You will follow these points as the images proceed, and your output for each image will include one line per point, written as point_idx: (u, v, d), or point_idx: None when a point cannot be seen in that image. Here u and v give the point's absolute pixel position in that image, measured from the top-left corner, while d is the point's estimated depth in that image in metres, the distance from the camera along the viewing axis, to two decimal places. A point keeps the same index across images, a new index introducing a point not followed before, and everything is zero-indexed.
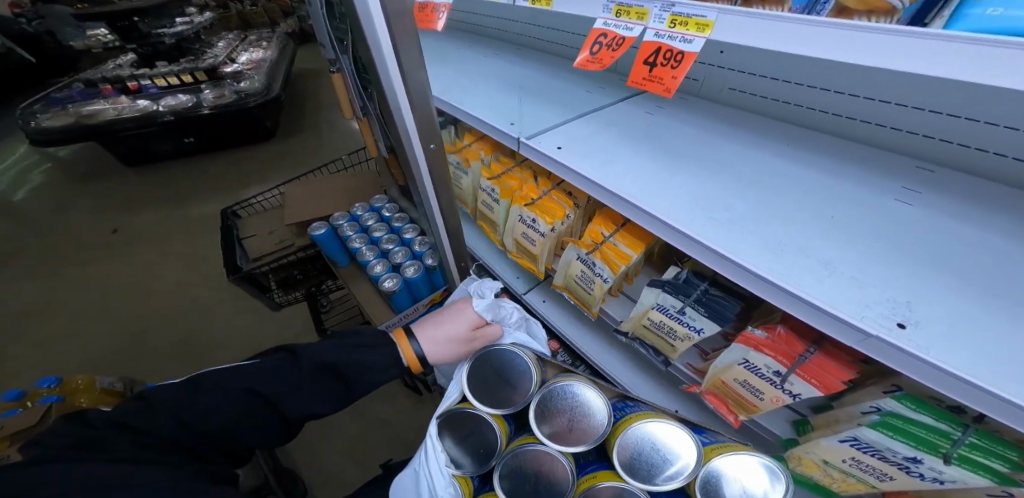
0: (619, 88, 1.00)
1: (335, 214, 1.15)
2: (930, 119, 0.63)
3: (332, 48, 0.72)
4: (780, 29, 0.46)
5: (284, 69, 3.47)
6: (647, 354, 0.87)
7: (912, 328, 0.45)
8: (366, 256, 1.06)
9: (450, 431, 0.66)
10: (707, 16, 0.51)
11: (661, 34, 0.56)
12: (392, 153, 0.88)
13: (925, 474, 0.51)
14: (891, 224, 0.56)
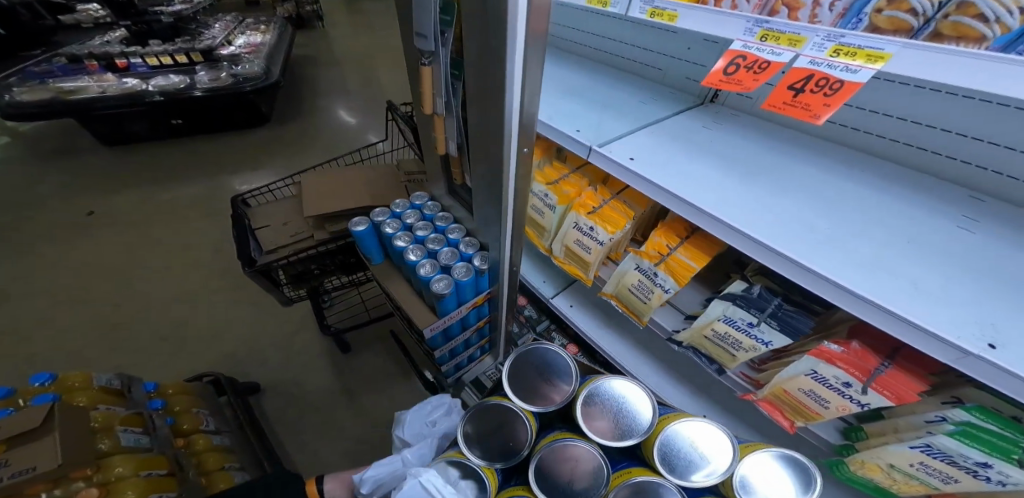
0: (675, 102, 1.05)
1: (375, 210, 1.13)
2: (984, 151, 0.71)
3: (432, 41, 0.66)
4: (964, 65, 0.43)
5: (284, 55, 3.35)
6: (700, 362, 0.92)
7: (1002, 348, 0.50)
8: (412, 256, 1.04)
9: (479, 425, 0.73)
10: (884, 49, 0.47)
11: (818, 62, 0.52)
12: (459, 152, 0.87)
13: (992, 478, 0.53)
14: (955, 248, 0.63)
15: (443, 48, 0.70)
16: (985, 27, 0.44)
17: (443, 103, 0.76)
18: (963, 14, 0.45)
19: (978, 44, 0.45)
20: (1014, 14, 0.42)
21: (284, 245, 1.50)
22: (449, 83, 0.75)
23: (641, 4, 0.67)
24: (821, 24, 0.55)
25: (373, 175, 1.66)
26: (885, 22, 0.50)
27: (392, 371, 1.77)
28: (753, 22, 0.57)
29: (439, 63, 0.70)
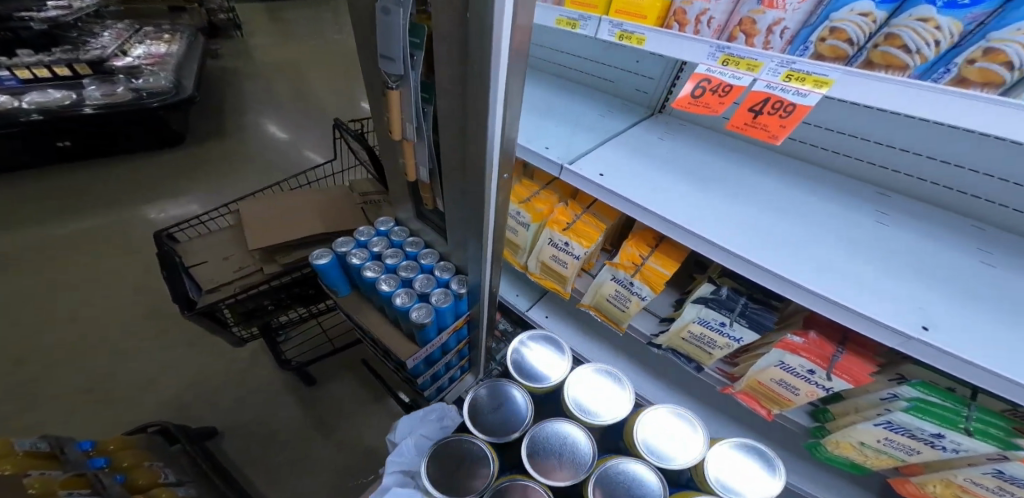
0: (628, 114, 1.11)
1: (338, 240, 1.08)
2: (888, 154, 0.83)
3: (401, 63, 0.58)
4: (901, 93, 0.48)
5: (196, 65, 3.02)
6: (678, 361, 0.98)
7: (935, 330, 0.59)
8: (386, 287, 1.02)
9: (485, 402, 0.80)
10: (828, 75, 0.52)
11: (773, 86, 0.56)
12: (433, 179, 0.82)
13: (946, 446, 0.62)
14: (878, 242, 0.74)
15: (414, 73, 0.62)
16: (907, 57, 0.49)
17: (414, 129, 0.69)
18: (890, 45, 0.49)
19: (902, 71, 0.50)
20: (930, 46, 0.47)
21: (230, 282, 1.36)
22: (421, 111, 0.68)
23: (611, 27, 0.68)
24: (773, 50, 0.58)
25: (323, 199, 1.55)
26: (827, 49, 0.54)
27: (360, 401, 1.67)
28: (715, 47, 0.59)
29: (410, 89, 0.63)
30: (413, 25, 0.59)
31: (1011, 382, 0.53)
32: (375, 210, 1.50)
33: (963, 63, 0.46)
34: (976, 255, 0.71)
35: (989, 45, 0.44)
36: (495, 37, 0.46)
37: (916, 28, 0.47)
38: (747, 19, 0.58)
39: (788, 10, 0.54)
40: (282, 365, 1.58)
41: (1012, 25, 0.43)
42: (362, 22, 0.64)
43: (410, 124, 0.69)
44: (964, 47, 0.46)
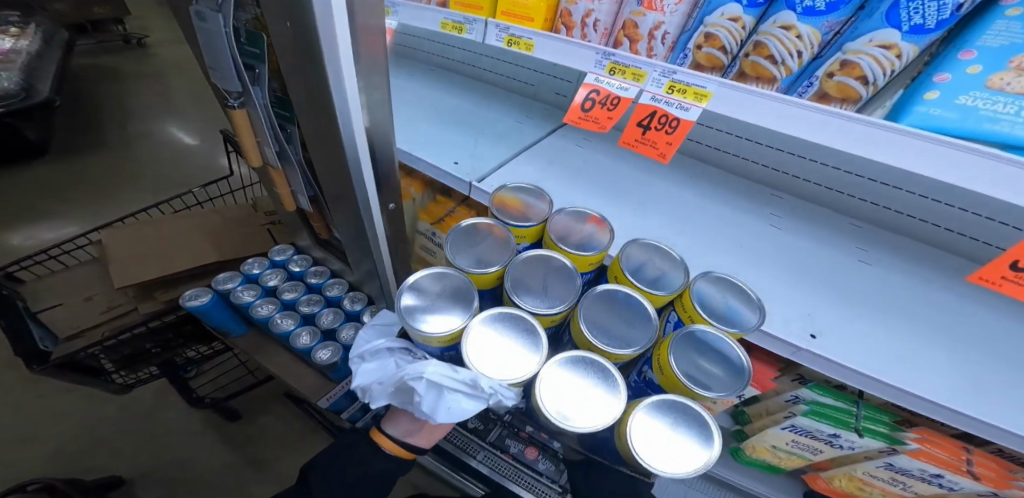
0: (545, 119, 1.08)
1: (218, 276, 0.90)
2: (779, 159, 0.86)
3: (237, 80, 0.52)
4: (775, 108, 0.46)
5: (54, 57, 2.50)
6: None
7: (821, 337, 0.60)
8: (284, 326, 0.88)
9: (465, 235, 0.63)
10: (706, 87, 0.49)
11: (657, 98, 0.52)
12: (314, 204, 0.76)
13: (843, 444, 0.66)
14: (775, 247, 0.76)
15: (258, 89, 0.55)
16: (775, 68, 0.47)
17: (272, 152, 0.62)
18: (759, 55, 0.47)
19: (771, 84, 0.49)
20: (793, 57, 0.46)
21: (99, 325, 1.09)
22: (276, 133, 0.61)
23: (498, 31, 0.62)
24: (656, 57, 0.55)
25: (215, 218, 1.31)
26: (704, 58, 0.51)
27: (277, 443, 1.44)
28: (601, 54, 0.54)
29: (257, 106, 0.56)
30: (252, 36, 0.53)
31: (880, 382, 0.56)
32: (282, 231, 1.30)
33: (822, 76, 0.46)
34: (855, 253, 0.76)
35: (844, 58, 0.43)
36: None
37: (779, 37, 0.45)
38: (630, 23, 0.55)
39: (667, 13, 0.51)
40: (196, 403, 1.38)
41: (865, 35, 0.42)
42: (188, 24, 0.52)
43: (269, 149, 0.62)
44: (824, 59, 0.46)
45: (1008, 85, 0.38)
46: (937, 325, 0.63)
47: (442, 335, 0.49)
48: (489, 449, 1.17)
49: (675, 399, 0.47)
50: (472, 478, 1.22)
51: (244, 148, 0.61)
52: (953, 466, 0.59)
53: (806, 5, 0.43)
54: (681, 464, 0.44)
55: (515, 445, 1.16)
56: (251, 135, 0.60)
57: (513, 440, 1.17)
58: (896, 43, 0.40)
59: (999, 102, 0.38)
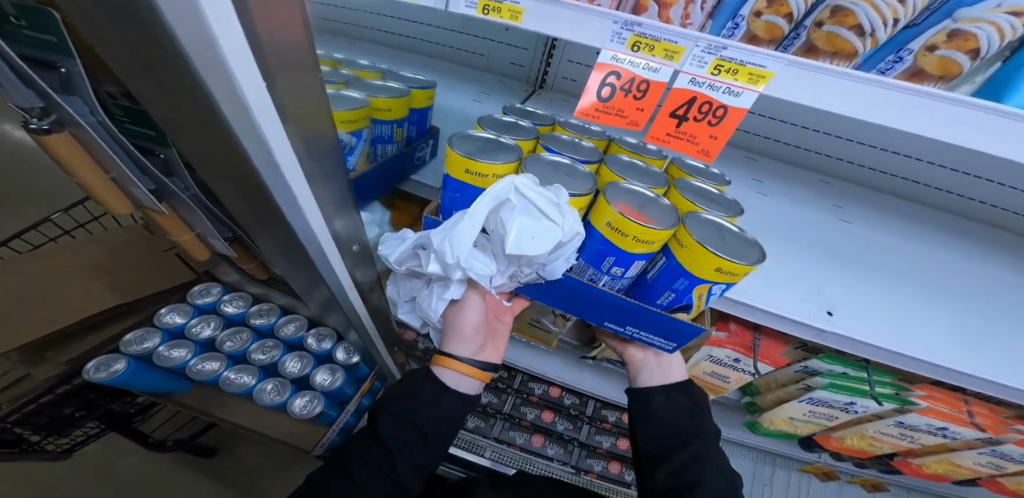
0: (501, 93, 0.95)
1: (124, 338, 0.72)
2: (793, 133, 0.95)
3: (35, 94, 0.34)
4: (846, 89, 0.42)
5: None
6: (612, 365, 0.97)
7: (838, 312, 0.65)
8: (243, 384, 0.79)
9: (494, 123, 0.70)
10: (766, 67, 0.38)
11: (699, 81, 0.41)
12: (235, 241, 0.61)
13: (858, 409, 0.69)
14: None
15: (74, 100, 0.37)
16: (860, 41, 0.43)
17: (145, 194, 0.45)
18: (839, 23, 0.43)
19: (850, 59, 0.44)
20: (887, 27, 0.42)
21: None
22: (140, 164, 0.45)
23: None
24: (693, 25, 0.45)
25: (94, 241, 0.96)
26: (762, 27, 0.43)
27: (252, 482, 1.30)
28: (620, 22, 0.41)
29: (82, 127, 0.38)
30: (36, 14, 0.33)
31: (898, 350, 0.62)
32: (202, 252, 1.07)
33: (918, 51, 0.42)
34: (839, 213, 0.88)
35: (955, 28, 0.40)
36: (224, 95, 0.23)
37: (870, 6, 0.41)
38: None
39: None
40: (156, 447, 1.15)
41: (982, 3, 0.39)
42: None
43: (136, 189, 0.45)
44: (922, 29, 0.42)
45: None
46: (913, 283, 0.73)
47: (498, 164, 0.55)
48: (496, 445, 1.26)
49: (716, 219, 0.57)
50: (463, 472, 1.26)
51: (93, 194, 0.43)
52: (961, 421, 0.62)
53: None
54: (737, 254, 0.52)
55: (521, 436, 1.27)
56: (98, 170, 0.42)
57: (517, 431, 1.28)
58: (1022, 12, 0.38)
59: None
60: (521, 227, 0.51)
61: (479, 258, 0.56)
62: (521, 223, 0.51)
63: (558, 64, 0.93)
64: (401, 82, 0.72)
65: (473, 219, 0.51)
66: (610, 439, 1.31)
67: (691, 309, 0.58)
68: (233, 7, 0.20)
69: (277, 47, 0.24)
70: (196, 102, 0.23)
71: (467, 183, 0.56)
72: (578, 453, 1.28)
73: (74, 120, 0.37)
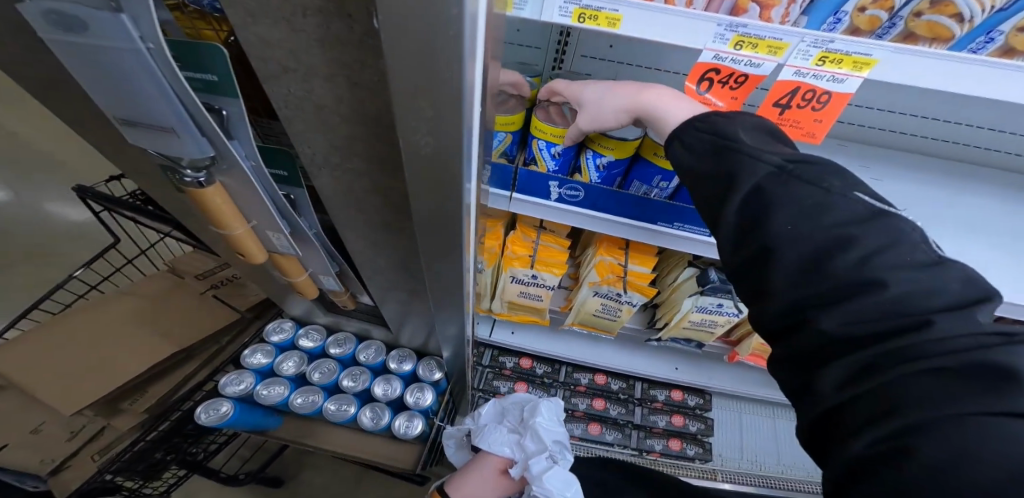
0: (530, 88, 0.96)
1: (221, 382, 0.76)
2: None
3: (202, 145, 0.35)
4: (949, 68, 0.42)
5: None
6: (678, 344, 1.01)
7: None
8: (345, 412, 0.83)
9: None
10: (872, 55, 0.43)
11: (802, 72, 0.46)
12: (341, 273, 0.62)
13: None
14: None
15: (234, 143, 0.38)
16: (958, 27, 0.43)
17: (287, 237, 0.48)
18: (939, 13, 0.42)
19: (945, 43, 0.44)
20: (985, 13, 0.41)
21: (78, 453, 0.79)
22: (281, 208, 0.46)
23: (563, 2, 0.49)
24: (789, 23, 0.46)
25: (131, 296, 0.92)
26: (863, 21, 0.45)
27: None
28: (725, 24, 0.45)
29: (235, 170, 0.39)
30: (195, 51, 0.31)
31: None
32: (240, 292, 1.00)
33: (1009, 31, 0.42)
34: (865, 173, 0.85)
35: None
36: (467, 109, 0.28)
37: None
38: None
39: None
40: (231, 481, 1.18)
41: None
42: (93, 67, 0.27)
43: (276, 233, 0.47)
44: (1010, 12, 0.41)
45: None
46: (961, 226, 0.78)
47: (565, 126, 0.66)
48: None
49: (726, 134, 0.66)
50: None
51: (237, 243, 0.46)
52: None
53: None
54: None
55: (578, 427, 1.33)
56: (243, 220, 0.44)
57: (573, 423, 1.33)
58: None
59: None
60: (552, 476, 0.81)
61: (530, 436, 0.90)
62: (555, 470, 0.82)
63: (571, 60, 0.90)
64: (516, 72, 0.79)
65: (554, 430, 0.91)
66: (664, 417, 1.35)
67: None
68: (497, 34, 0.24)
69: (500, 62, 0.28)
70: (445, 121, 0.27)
71: (549, 142, 0.68)
72: (636, 436, 1.33)
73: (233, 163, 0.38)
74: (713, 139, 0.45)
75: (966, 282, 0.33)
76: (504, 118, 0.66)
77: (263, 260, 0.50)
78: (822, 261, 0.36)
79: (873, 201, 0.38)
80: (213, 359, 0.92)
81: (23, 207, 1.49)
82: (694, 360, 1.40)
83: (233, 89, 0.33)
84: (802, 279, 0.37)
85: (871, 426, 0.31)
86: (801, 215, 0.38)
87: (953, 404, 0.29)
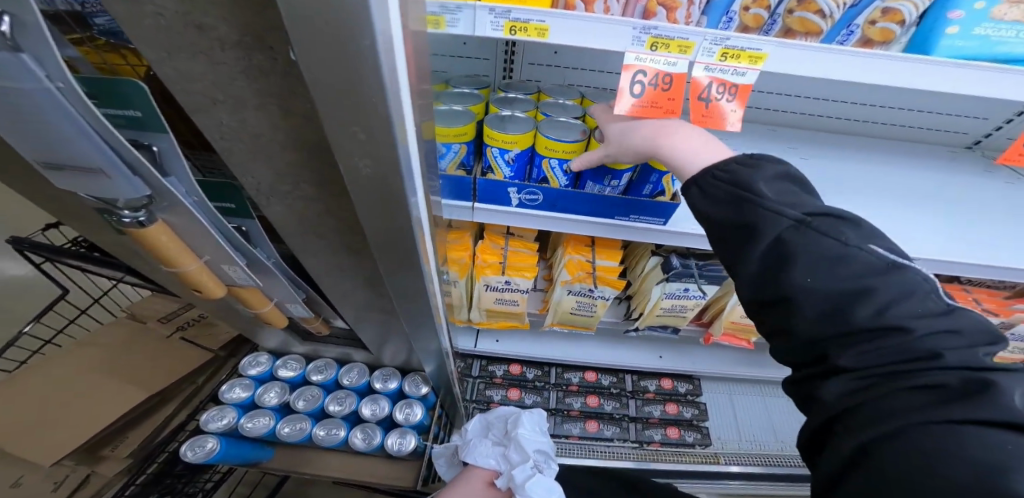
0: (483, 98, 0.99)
1: (202, 418, 0.75)
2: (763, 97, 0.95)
3: (137, 185, 0.37)
4: (825, 60, 0.47)
5: None
6: (655, 332, 1.03)
7: None
8: (334, 436, 0.82)
9: (503, 102, 0.78)
10: (762, 49, 0.48)
11: (711, 68, 0.50)
12: (309, 298, 0.63)
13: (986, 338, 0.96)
14: None
15: (171, 179, 0.40)
16: (823, 22, 0.47)
17: (244, 269, 0.49)
18: (805, 10, 0.47)
19: (817, 37, 0.49)
20: (840, 8, 0.47)
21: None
22: (233, 240, 0.48)
23: (493, 17, 0.52)
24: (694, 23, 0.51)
25: (91, 348, 0.89)
26: (750, 18, 0.50)
27: None
28: (638, 28, 0.49)
29: (177, 206, 0.41)
30: (117, 93, 0.34)
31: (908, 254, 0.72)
32: (208, 331, 0.99)
33: (864, 24, 0.48)
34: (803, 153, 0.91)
35: (885, 5, 0.46)
36: (402, 130, 0.30)
37: None
38: None
39: None
40: None
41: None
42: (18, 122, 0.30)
43: (231, 265, 0.48)
44: (860, 8, 0.47)
45: (1004, 15, 0.46)
46: (896, 195, 0.84)
47: (510, 134, 0.69)
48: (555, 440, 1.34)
49: None
50: None
51: (190, 279, 0.47)
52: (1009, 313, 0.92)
53: None
54: None
55: (576, 426, 1.34)
56: (193, 256, 0.46)
57: (570, 422, 1.35)
58: None
59: (1002, 29, 0.46)
60: (534, 484, 0.86)
61: (514, 448, 0.95)
62: (538, 478, 0.87)
63: (520, 68, 0.94)
64: (465, 85, 0.82)
65: (539, 441, 0.97)
66: (659, 407, 1.37)
67: (664, 196, 0.73)
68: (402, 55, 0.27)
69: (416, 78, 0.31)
70: (362, 132, 0.29)
71: (501, 149, 0.70)
72: (635, 428, 1.35)
73: (171, 196, 0.40)
74: (730, 190, 0.47)
75: (976, 330, 0.39)
76: (454, 129, 0.68)
77: (222, 293, 0.51)
78: (844, 311, 0.40)
79: (888, 252, 0.41)
80: (191, 399, 0.92)
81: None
82: (676, 348, 1.43)
83: (159, 123, 0.37)
84: (826, 321, 0.41)
85: (864, 433, 0.37)
86: (821, 267, 0.41)
87: (942, 415, 0.34)
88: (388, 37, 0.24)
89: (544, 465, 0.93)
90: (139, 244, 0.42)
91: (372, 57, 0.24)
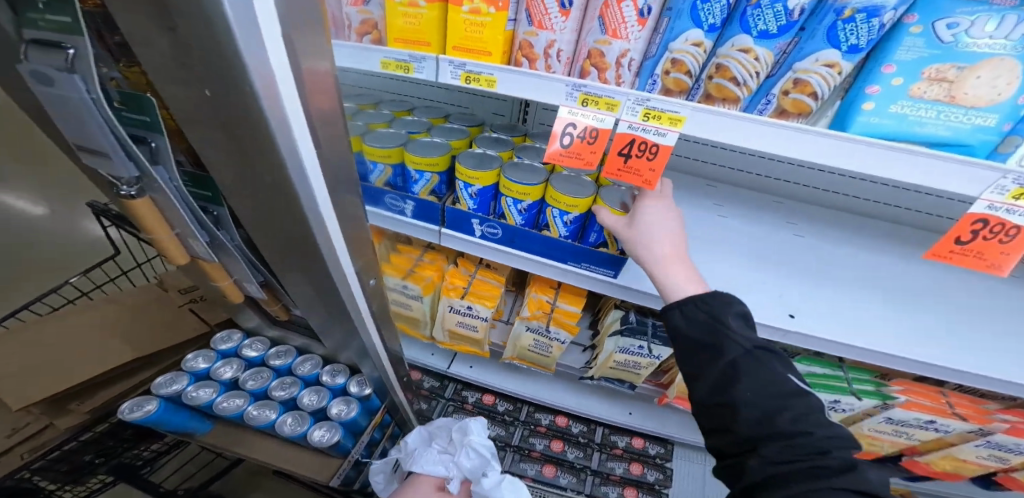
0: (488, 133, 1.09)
1: (155, 382, 0.83)
2: None
3: (127, 167, 0.44)
4: (741, 126, 0.51)
5: None
6: (613, 385, 1.00)
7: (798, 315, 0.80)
8: (265, 417, 0.88)
9: (483, 141, 0.86)
10: (680, 112, 0.52)
11: (634, 126, 0.55)
12: (268, 286, 0.73)
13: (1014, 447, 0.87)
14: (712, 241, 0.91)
15: (160, 168, 0.49)
16: (738, 89, 0.52)
17: (203, 246, 0.57)
18: (722, 77, 0.52)
19: (735, 103, 0.53)
20: (753, 78, 0.51)
21: (11, 449, 0.81)
22: (200, 221, 0.56)
23: (453, 68, 0.59)
24: (625, 84, 0.56)
25: (113, 304, 1.01)
26: (672, 82, 0.54)
27: None
28: (570, 86, 0.54)
29: (163, 189, 0.49)
30: (138, 101, 0.44)
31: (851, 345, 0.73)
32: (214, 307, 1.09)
33: (778, 94, 0.52)
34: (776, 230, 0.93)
35: (795, 78, 0.50)
36: (295, 149, 0.37)
37: (740, 59, 0.50)
38: (595, 52, 0.54)
39: (632, 41, 0.52)
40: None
41: (810, 55, 0.49)
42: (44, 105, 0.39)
43: (195, 241, 0.57)
44: (776, 78, 0.52)
45: (925, 92, 0.47)
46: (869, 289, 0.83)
47: (473, 171, 0.75)
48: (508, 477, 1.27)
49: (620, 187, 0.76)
50: None
51: (161, 246, 0.55)
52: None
53: (760, 30, 0.49)
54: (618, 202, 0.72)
55: (533, 467, 1.26)
56: (167, 228, 0.54)
57: (528, 463, 1.27)
58: (837, 61, 0.48)
59: (921, 108, 0.47)
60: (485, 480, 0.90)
61: (462, 454, 0.98)
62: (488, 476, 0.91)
63: (535, 112, 1.06)
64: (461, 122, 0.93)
65: (481, 440, 0.98)
66: (623, 465, 1.28)
67: (608, 248, 0.76)
68: (293, 93, 0.34)
69: (318, 111, 0.38)
70: (258, 148, 0.36)
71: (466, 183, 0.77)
72: (591, 481, 1.25)
73: (155, 184, 0.48)
74: (707, 316, 0.54)
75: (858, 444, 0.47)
76: (426, 159, 0.76)
77: (185, 262, 0.60)
78: (768, 415, 0.47)
79: (799, 381, 0.51)
80: (167, 367, 1.01)
81: (43, 219, 1.62)
82: (651, 408, 1.37)
83: (160, 127, 0.46)
84: (755, 423, 0.47)
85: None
86: (758, 386, 0.49)
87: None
88: (268, 77, 0.31)
89: (490, 463, 0.95)
90: (124, 211, 0.50)
91: (251, 93, 0.30)
